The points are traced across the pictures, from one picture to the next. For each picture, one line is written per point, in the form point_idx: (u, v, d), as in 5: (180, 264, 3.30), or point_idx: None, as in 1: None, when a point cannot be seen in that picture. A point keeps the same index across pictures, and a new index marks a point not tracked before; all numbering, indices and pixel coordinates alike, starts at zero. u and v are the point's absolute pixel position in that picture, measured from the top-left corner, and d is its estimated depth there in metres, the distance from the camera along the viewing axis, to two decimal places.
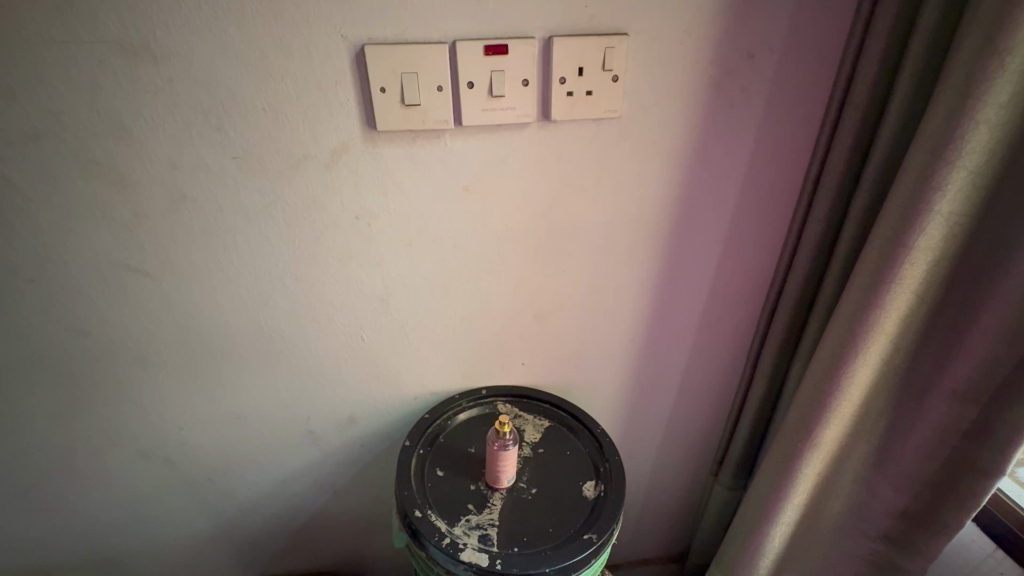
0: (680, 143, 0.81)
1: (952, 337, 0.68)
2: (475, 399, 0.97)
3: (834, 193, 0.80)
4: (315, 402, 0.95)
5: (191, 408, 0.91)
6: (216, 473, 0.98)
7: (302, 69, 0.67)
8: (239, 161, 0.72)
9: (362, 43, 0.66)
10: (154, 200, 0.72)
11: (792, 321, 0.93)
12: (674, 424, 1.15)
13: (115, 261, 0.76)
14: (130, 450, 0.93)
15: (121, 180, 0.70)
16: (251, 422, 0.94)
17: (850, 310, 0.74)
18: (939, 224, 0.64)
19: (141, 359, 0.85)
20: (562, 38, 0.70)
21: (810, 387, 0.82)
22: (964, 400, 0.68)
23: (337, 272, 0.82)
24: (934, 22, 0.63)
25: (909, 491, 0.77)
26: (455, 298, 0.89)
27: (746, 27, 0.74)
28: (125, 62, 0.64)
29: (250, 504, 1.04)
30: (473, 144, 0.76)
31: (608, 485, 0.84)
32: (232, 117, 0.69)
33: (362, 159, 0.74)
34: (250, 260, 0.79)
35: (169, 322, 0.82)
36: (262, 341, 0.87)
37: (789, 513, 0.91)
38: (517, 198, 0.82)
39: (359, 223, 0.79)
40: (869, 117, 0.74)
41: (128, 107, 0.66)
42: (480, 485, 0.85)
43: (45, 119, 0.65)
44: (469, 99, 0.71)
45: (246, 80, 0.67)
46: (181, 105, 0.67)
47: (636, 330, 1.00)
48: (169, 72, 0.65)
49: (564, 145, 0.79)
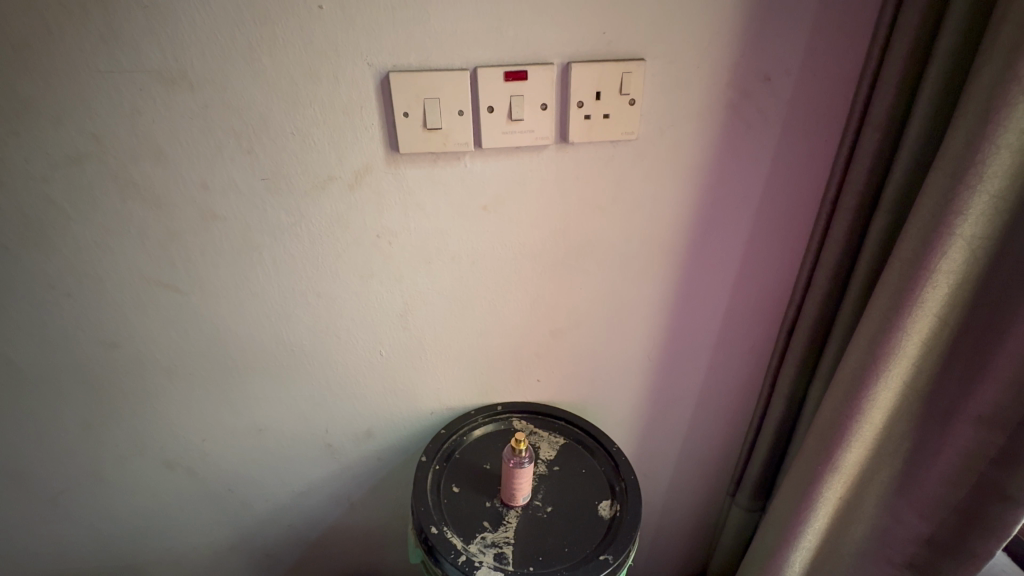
0: (696, 163, 0.82)
1: (977, 361, 0.67)
2: (491, 414, 0.98)
3: (853, 213, 0.80)
4: (333, 415, 0.96)
5: (214, 419, 0.93)
6: (236, 484, 1.00)
7: (329, 94, 0.70)
8: (266, 182, 0.74)
9: (387, 70, 0.69)
10: (187, 218, 0.76)
11: (811, 341, 0.92)
12: (690, 443, 1.14)
13: (148, 276, 0.79)
14: (155, 460, 0.95)
15: (156, 200, 0.74)
16: (271, 434, 0.96)
17: (872, 332, 0.73)
18: (961, 247, 0.63)
19: (170, 371, 0.87)
20: (579, 64, 0.71)
21: (831, 408, 0.80)
22: (990, 426, 0.66)
23: (357, 288, 0.84)
24: (952, 46, 0.64)
25: (934, 517, 0.75)
26: (472, 315, 0.90)
27: (762, 50, 0.75)
28: (165, 89, 0.67)
29: (268, 515, 1.05)
30: (492, 166, 0.78)
31: (625, 505, 0.84)
32: (261, 140, 0.72)
33: (385, 180, 0.76)
34: (275, 277, 0.81)
35: (196, 336, 0.85)
36: (284, 354, 0.89)
37: (810, 536, 0.89)
38: (534, 217, 0.83)
39: (380, 241, 0.81)
40: (887, 139, 0.74)
41: (167, 132, 0.70)
42: (495, 502, 0.85)
43: (89, 142, 0.69)
44: (489, 122, 0.73)
45: (276, 106, 0.70)
46: (214, 129, 0.70)
47: (651, 348, 1.00)
48: (204, 99, 0.68)
49: (581, 166, 0.80)
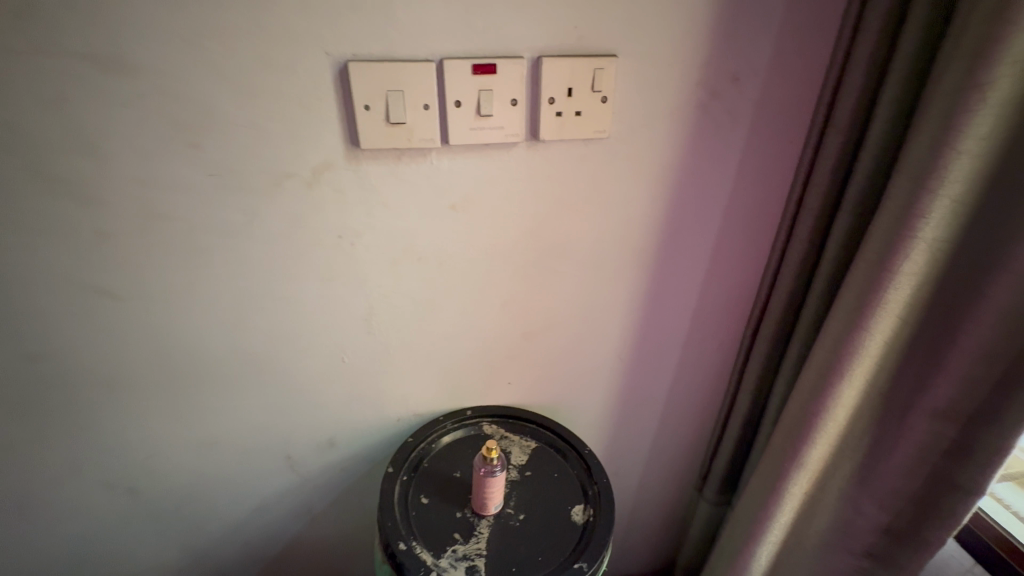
0: (667, 164, 0.82)
1: (933, 358, 0.69)
2: (461, 420, 0.95)
3: (817, 213, 0.81)
4: (293, 424, 0.91)
5: (162, 435, 0.86)
6: (187, 501, 0.93)
7: (283, 84, 0.64)
8: (214, 179, 0.68)
9: (346, 60, 0.64)
10: (123, 218, 0.69)
11: (775, 340, 0.94)
12: (660, 440, 1.15)
13: (78, 281, 0.71)
14: (93, 480, 0.87)
15: (86, 197, 0.66)
16: (225, 448, 0.90)
17: (838, 330, 0.75)
18: (924, 251, 0.65)
19: (108, 384, 0.80)
20: (551, 58, 0.69)
21: (799, 405, 0.83)
22: (943, 419, 0.68)
23: (318, 291, 0.79)
24: (911, 52, 0.65)
25: (891, 507, 0.77)
26: (441, 318, 0.87)
27: (732, 52, 0.75)
28: (93, 74, 0.60)
29: (225, 532, 0.99)
30: (460, 163, 0.74)
31: (598, 509, 0.83)
32: (207, 133, 0.66)
33: (345, 178, 0.72)
34: (225, 280, 0.75)
35: (138, 346, 0.78)
36: (237, 363, 0.83)
37: (777, 530, 0.91)
38: (504, 217, 0.80)
39: (341, 242, 0.76)
40: (850, 141, 0.75)
41: (96, 121, 0.63)
42: (467, 512, 0.82)
43: (3, 133, 0.61)
44: (456, 118, 0.69)
45: (222, 95, 0.64)
46: (152, 118, 0.64)
47: (622, 348, 0.99)
48: (140, 86, 0.62)
49: (553, 163, 0.78)
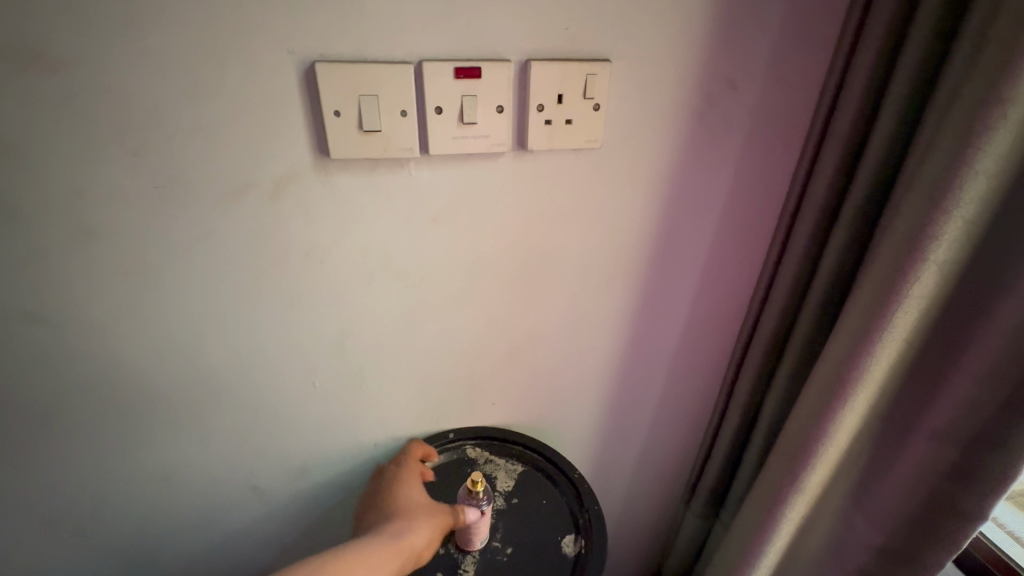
0: (660, 173, 0.78)
1: (934, 379, 0.67)
2: (442, 444, 0.90)
3: (814, 227, 0.78)
4: (260, 451, 0.84)
5: (110, 469, 0.78)
6: (140, 538, 0.85)
7: (242, 85, 0.58)
8: (163, 190, 0.61)
9: (313, 60, 0.58)
10: (58, 234, 0.61)
11: (768, 354, 0.91)
12: (648, 455, 1.12)
13: (6, 304, 0.63)
14: (30, 522, 0.78)
15: (11, 210, 0.58)
16: (184, 479, 0.82)
17: (841, 352, 0.72)
18: (934, 272, 0.62)
19: (45, 417, 0.71)
20: (541, 62, 0.64)
21: (798, 425, 0.80)
22: (943, 441, 0.66)
23: (285, 311, 0.73)
24: (917, 62, 0.62)
25: (885, 527, 0.75)
26: (421, 336, 0.81)
27: (730, 57, 0.71)
28: (16, 70, 0.52)
29: (184, 568, 0.91)
30: (441, 173, 0.69)
31: (589, 540, 0.78)
32: (154, 139, 0.58)
33: (313, 189, 0.65)
34: (179, 300, 0.68)
35: (80, 373, 0.69)
36: (195, 389, 0.75)
37: (773, 553, 0.88)
38: (487, 230, 0.75)
39: (310, 258, 0.70)
40: (849, 152, 0.72)
41: (21, 124, 0.54)
42: (450, 548, 0.78)
43: None
44: (437, 125, 0.63)
45: (171, 96, 0.57)
46: (90, 122, 0.56)
47: (611, 363, 0.95)
48: (74, 85, 0.54)
49: (541, 174, 0.73)
